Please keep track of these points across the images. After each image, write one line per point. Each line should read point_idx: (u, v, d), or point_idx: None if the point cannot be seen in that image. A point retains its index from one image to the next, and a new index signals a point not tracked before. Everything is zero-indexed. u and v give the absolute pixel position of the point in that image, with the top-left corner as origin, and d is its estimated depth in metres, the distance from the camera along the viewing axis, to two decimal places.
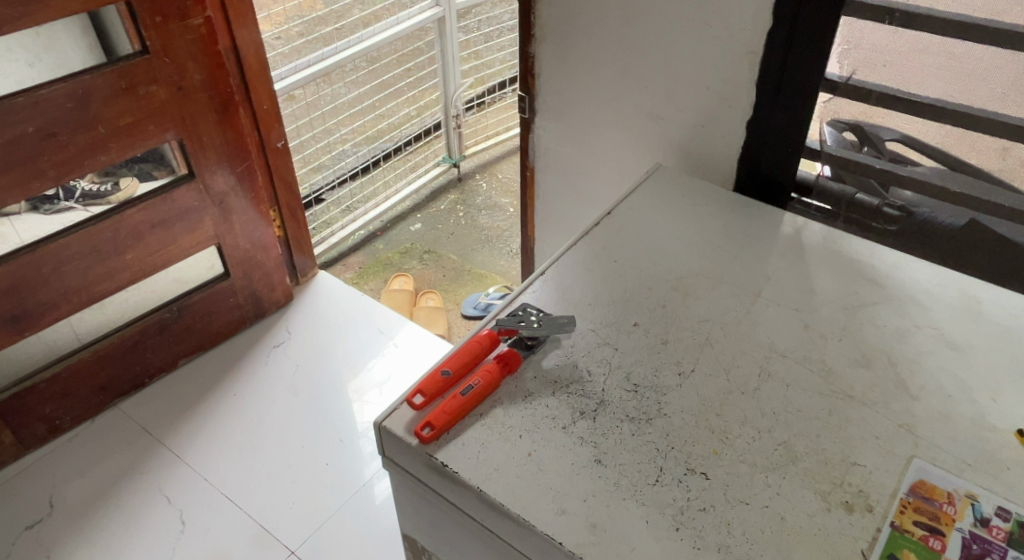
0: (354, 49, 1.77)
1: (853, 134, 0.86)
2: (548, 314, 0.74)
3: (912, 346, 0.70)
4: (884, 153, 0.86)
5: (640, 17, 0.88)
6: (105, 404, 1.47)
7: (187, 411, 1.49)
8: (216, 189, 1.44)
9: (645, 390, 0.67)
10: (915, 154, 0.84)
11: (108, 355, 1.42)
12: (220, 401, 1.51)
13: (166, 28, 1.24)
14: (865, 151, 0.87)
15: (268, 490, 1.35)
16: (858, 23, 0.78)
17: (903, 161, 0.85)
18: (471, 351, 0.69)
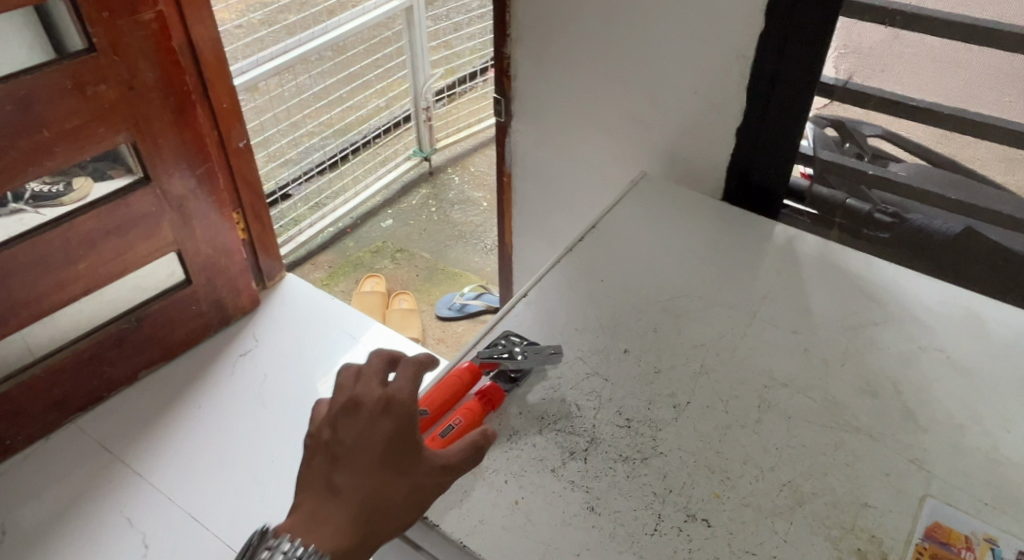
0: (319, 41, 1.67)
1: (835, 129, 0.83)
2: (533, 343, 0.68)
3: (916, 371, 0.66)
4: (865, 149, 0.85)
5: (623, 17, 0.83)
6: (60, 424, 1.34)
7: (147, 427, 1.35)
8: (173, 192, 1.32)
9: (639, 427, 0.62)
10: (898, 148, 0.83)
11: (62, 370, 1.28)
12: (182, 414, 1.37)
13: (114, 24, 1.13)
14: (847, 148, 0.85)
15: (242, 505, 1.23)
16: (858, 24, 0.74)
17: (885, 157, 0.84)
18: (450, 385, 0.64)
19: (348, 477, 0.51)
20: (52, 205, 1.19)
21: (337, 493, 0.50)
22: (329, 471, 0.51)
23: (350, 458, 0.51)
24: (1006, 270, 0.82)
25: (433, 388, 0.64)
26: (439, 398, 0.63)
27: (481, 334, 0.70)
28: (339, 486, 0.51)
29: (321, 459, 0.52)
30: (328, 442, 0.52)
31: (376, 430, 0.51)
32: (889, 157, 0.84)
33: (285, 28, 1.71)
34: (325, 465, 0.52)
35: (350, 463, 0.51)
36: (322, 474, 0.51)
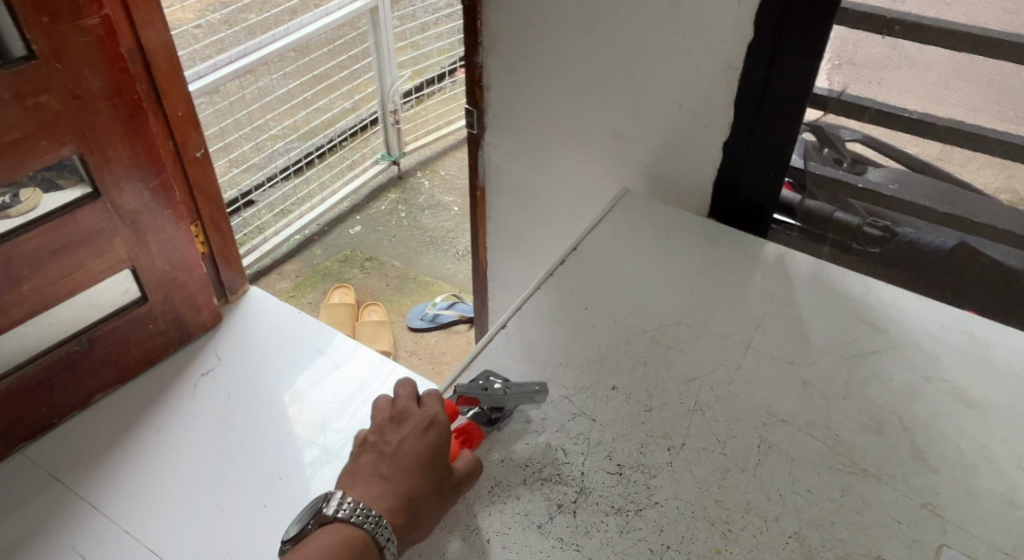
0: (280, 44, 1.59)
1: (814, 134, 0.78)
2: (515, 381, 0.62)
3: (923, 404, 0.62)
4: (845, 154, 0.79)
5: (602, 26, 0.78)
6: (6, 453, 1.23)
7: (103, 455, 1.25)
8: (125, 205, 1.24)
9: (633, 474, 0.57)
10: (877, 153, 0.78)
11: (7, 399, 1.18)
12: (141, 440, 1.28)
13: (56, 29, 1.05)
14: (826, 153, 0.79)
15: (207, 529, 1.14)
16: (852, 34, 0.69)
17: (865, 163, 0.79)
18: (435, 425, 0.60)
19: (395, 467, 0.56)
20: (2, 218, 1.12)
21: (387, 478, 0.55)
22: (379, 463, 0.57)
23: (398, 454, 0.57)
24: (999, 284, 0.80)
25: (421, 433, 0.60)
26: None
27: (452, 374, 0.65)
28: (389, 474, 0.56)
29: (371, 456, 0.58)
30: (378, 443, 0.58)
31: (422, 437, 0.57)
32: (868, 162, 0.79)
33: (246, 27, 1.60)
34: (374, 460, 0.57)
35: (397, 458, 0.56)
36: (372, 466, 0.57)
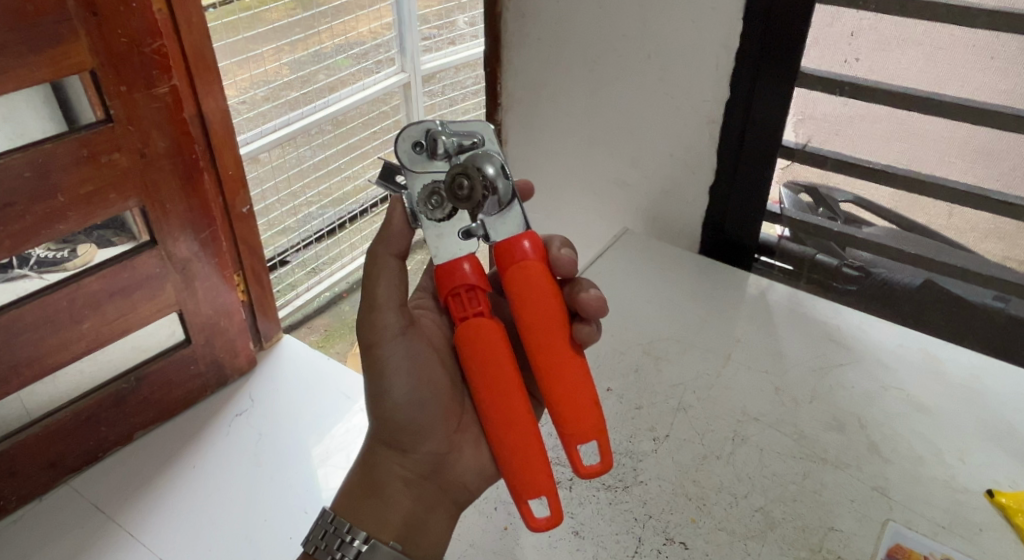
0: (321, 115, 1.73)
1: (809, 196, 0.90)
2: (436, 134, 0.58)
3: (880, 408, 0.71)
4: (838, 215, 0.90)
5: (604, 88, 0.91)
6: (53, 484, 1.17)
7: (138, 488, 1.18)
8: (179, 254, 1.19)
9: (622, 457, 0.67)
10: (868, 213, 0.88)
11: (60, 431, 1.14)
12: (172, 482, 1.20)
13: (131, 98, 1.04)
14: (820, 213, 0.90)
15: None
16: (811, 93, 0.81)
17: (858, 222, 0.89)
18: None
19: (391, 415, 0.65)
20: (54, 270, 1.10)
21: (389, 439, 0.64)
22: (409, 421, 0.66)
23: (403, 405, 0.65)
24: (962, 317, 0.89)
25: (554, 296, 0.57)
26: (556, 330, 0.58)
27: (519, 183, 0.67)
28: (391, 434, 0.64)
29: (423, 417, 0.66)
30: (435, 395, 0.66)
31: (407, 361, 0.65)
32: (862, 221, 0.89)
33: (288, 102, 1.67)
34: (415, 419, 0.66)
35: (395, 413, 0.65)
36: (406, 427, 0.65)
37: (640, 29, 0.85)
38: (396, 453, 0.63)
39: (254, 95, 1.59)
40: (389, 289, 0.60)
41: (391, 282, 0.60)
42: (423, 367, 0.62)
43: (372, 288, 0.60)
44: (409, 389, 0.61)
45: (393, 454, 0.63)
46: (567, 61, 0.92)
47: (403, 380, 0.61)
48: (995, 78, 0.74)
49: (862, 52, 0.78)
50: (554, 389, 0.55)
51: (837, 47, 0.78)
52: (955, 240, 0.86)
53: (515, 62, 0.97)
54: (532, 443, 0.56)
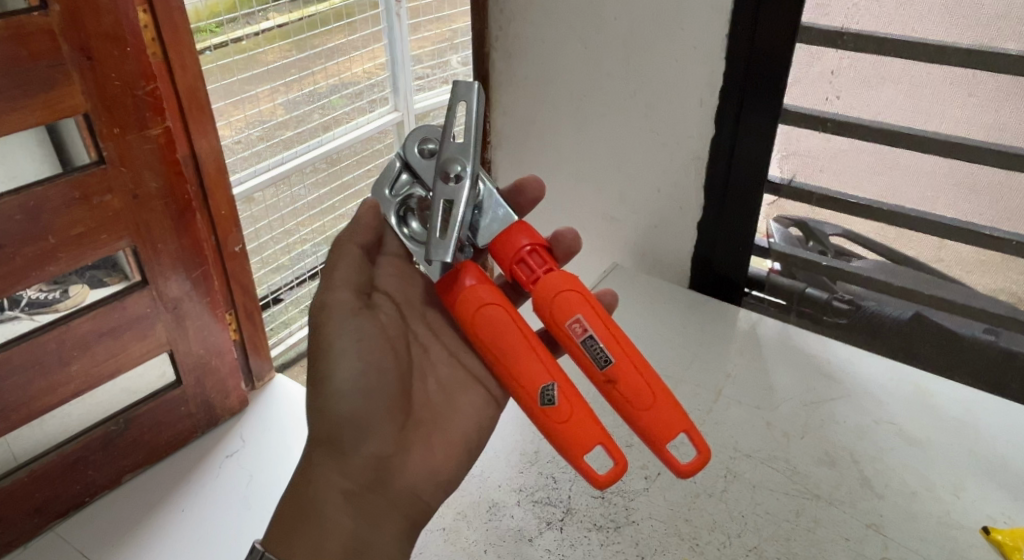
0: (315, 153, 1.74)
1: (799, 229, 0.91)
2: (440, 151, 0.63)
3: (871, 443, 0.70)
4: (828, 248, 0.91)
5: (591, 126, 0.92)
6: (38, 531, 1.09)
7: (123, 535, 1.10)
8: (169, 293, 1.16)
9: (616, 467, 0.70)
10: (858, 246, 0.89)
11: (47, 475, 1.07)
12: (160, 526, 1.11)
13: (125, 140, 1.03)
14: (811, 246, 0.91)
15: None
16: (794, 130, 0.83)
17: (849, 254, 0.90)
18: (513, 335, 0.58)
19: None
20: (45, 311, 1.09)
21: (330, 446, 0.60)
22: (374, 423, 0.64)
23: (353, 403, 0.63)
24: (954, 350, 0.88)
25: (482, 347, 0.59)
26: (506, 372, 0.58)
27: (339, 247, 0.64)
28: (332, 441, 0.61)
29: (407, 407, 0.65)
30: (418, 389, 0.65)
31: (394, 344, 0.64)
32: (852, 254, 0.90)
33: (282, 141, 1.67)
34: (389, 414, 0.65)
35: None
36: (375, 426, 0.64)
37: (626, 69, 0.86)
38: (338, 462, 0.58)
39: (248, 135, 1.60)
40: (348, 274, 0.63)
41: (351, 267, 0.63)
42: (372, 352, 0.60)
43: (330, 271, 0.62)
44: (354, 379, 0.58)
45: (336, 461, 0.58)
46: (554, 99, 0.94)
47: (349, 361, 0.58)
48: (972, 114, 0.75)
49: (843, 90, 0.79)
50: (568, 396, 0.56)
51: (818, 86, 0.80)
52: (943, 272, 0.87)
53: (504, 100, 0.98)
54: (630, 412, 0.56)
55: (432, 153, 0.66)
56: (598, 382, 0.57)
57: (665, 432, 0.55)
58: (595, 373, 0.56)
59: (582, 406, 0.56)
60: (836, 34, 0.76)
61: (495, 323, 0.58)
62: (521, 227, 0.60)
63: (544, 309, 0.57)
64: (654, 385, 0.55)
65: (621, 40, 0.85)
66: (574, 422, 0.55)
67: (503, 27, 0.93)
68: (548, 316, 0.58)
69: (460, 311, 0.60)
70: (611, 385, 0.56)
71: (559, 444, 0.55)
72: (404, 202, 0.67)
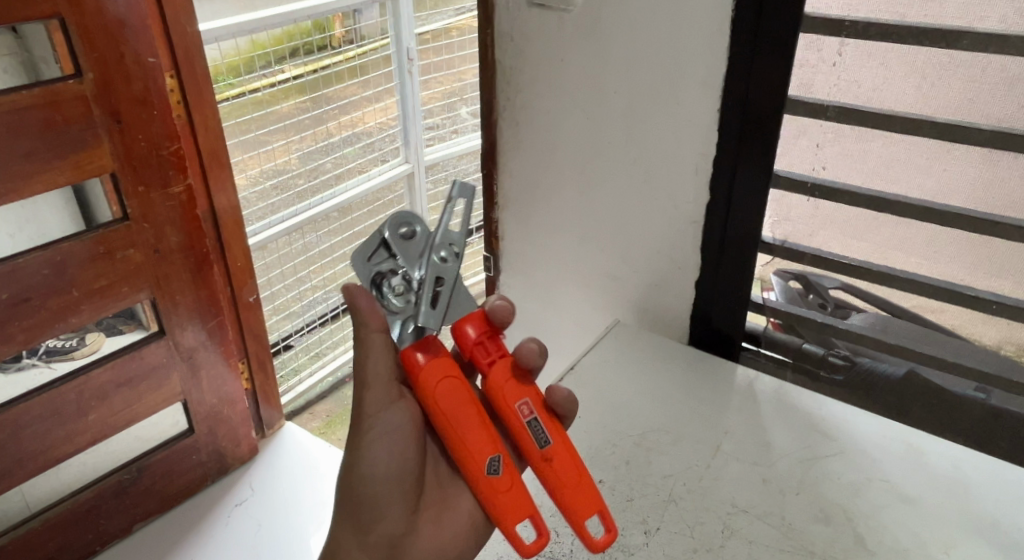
0: (327, 205, 1.78)
1: (798, 282, 0.93)
2: (420, 231, 0.61)
3: (865, 501, 0.73)
4: (828, 301, 0.93)
5: (594, 190, 0.97)
6: None
7: None
8: (185, 343, 1.19)
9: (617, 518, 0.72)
10: (857, 299, 0.92)
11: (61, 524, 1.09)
12: None
13: (149, 197, 1.07)
14: (811, 299, 0.94)
15: None
16: (785, 197, 0.88)
17: (847, 307, 0.93)
18: (469, 407, 0.60)
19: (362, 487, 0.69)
20: (63, 359, 1.12)
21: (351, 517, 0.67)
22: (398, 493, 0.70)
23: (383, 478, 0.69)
24: (944, 408, 0.91)
25: (434, 415, 0.60)
26: (455, 441, 0.59)
27: (350, 299, 0.61)
28: None
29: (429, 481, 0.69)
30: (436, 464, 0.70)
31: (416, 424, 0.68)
32: (852, 307, 0.92)
33: (295, 193, 1.72)
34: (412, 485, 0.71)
35: None
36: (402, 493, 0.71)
37: (626, 137, 0.91)
38: (357, 538, 0.65)
39: (264, 188, 1.66)
40: (376, 365, 0.63)
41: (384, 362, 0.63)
42: (397, 446, 0.64)
43: (361, 363, 0.63)
44: (375, 471, 0.63)
45: (355, 537, 0.65)
46: (558, 164, 0.99)
47: (375, 454, 0.63)
48: (951, 185, 0.79)
49: (829, 161, 0.84)
50: (509, 473, 0.60)
51: (805, 157, 0.84)
52: (935, 330, 0.89)
53: (510, 164, 1.03)
54: (560, 494, 0.60)
55: (412, 235, 0.61)
56: (535, 462, 0.60)
57: (585, 514, 0.60)
58: (534, 454, 0.60)
59: (517, 482, 0.60)
60: (822, 108, 0.80)
61: (450, 396, 0.59)
62: (480, 316, 0.62)
63: (498, 390, 0.60)
64: (584, 474, 0.60)
65: (621, 110, 0.90)
66: (511, 495, 0.59)
67: (511, 96, 0.98)
68: (499, 397, 0.60)
69: (418, 382, 0.60)
70: (547, 464, 0.60)
71: (495, 514, 0.59)
72: (377, 276, 0.61)
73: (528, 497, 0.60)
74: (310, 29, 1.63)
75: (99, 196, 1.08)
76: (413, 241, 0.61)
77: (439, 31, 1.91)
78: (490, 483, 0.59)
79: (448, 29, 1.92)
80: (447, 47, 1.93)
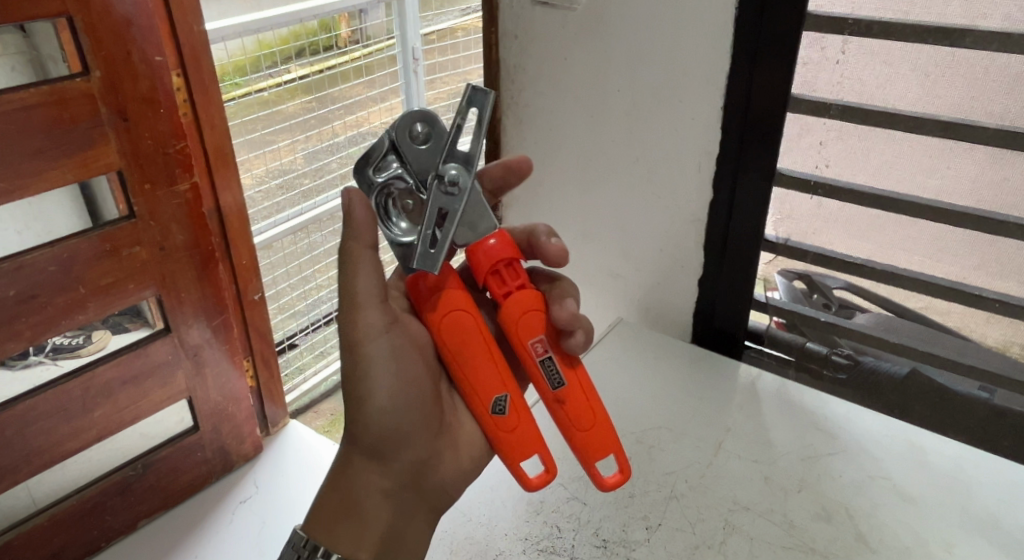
0: (333, 204, 1.77)
1: (802, 282, 0.94)
2: (434, 136, 0.58)
3: (866, 498, 0.73)
4: (831, 301, 0.93)
5: (597, 189, 0.97)
6: None
7: None
8: (190, 340, 1.19)
9: (615, 515, 0.72)
10: (861, 299, 0.91)
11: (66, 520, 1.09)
12: None
13: (155, 195, 1.07)
14: (814, 300, 0.94)
15: None
16: (788, 195, 0.88)
17: (851, 308, 0.92)
18: (479, 343, 0.59)
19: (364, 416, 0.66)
20: (70, 356, 1.13)
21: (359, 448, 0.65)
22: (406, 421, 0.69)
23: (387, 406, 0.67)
24: (949, 409, 0.90)
25: (446, 349, 0.60)
26: (463, 376, 0.60)
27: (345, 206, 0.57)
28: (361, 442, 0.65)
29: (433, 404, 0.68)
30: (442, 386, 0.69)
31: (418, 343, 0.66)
32: (855, 307, 0.92)
33: (301, 192, 1.73)
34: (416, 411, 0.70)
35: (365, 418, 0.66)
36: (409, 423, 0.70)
37: (628, 136, 0.91)
38: (376, 465, 0.63)
39: (268, 187, 1.67)
40: (367, 284, 0.60)
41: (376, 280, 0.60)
42: (406, 366, 0.62)
43: (351, 284, 0.60)
44: (392, 395, 0.61)
45: (372, 464, 0.63)
46: (560, 162, 0.99)
47: (384, 375, 0.61)
48: (954, 183, 0.79)
49: (832, 158, 0.84)
50: (518, 411, 0.60)
51: (809, 154, 0.84)
52: (938, 329, 0.89)
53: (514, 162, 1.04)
54: (569, 434, 0.60)
55: (427, 138, 0.58)
56: (547, 401, 0.60)
57: (596, 452, 0.60)
58: (546, 393, 0.60)
59: (526, 420, 0.60)
60: (824, 106, 0.81)
61: (459, 328, 0.59)
62: (504, 240, 0.58)
63: (512, 325, 0.59)
64: (597, 415, 0.60)
65: (624, 109, 0.90)
66: (517, 433, 0.60)
67: (514, 96, 0.99)
68: (512, 333, 0.59)
69: (427, 310, 0.60)
70: (559, 406, 0.59)
71: (501, 450, 0.60)
72: (385, 185, 0.59)
73: (536, 435, 0.61)
74: (316, 29, 1.62)
75: (106, 195, 1.09)
76: (427, 147, 0.58)
77: (445, 31, 1.91)
78: (495, 421, 0.60)
79: (453, 29, 1.93)
80: (452, 47, 1.94)
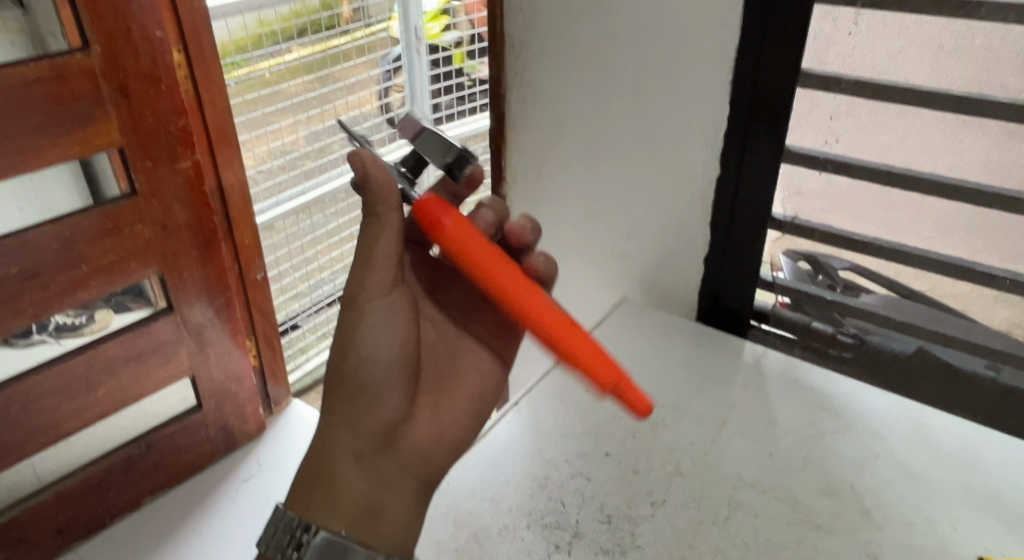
0: (337, 183, 1.76)
1: (808, 263, 0.93)
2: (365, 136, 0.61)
3: (870, 475, 0.72)
4: (837, 282, 0.92)
5: (602, 166, 0.97)
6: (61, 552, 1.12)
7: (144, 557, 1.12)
8: (193, 320, 1.19)
9: (619, 491, 0.72)
10: (867, 281, 0.90)
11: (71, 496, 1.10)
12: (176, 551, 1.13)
13: (156, 173, 1.07)
14: (819, 280, 0.93)
15: None
16: (796, 172, 0.87)
17: (857, 289, 0.91)
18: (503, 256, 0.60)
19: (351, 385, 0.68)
20: (72, 335, 1.11)
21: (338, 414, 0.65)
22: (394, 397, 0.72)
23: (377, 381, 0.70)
24: (954, 386, 0.90)
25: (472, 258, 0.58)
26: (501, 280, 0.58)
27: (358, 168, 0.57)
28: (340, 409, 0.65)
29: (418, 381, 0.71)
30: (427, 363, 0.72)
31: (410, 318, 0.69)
32: (861, 288, 0.91)
33: (303, 172, 1.71)
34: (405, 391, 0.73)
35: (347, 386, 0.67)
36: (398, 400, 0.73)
37: (634, 111, 0.90)
38: (350, 426, 0.62)
39: (270, 167, 1.66)
40: (388, 245, 0.61)
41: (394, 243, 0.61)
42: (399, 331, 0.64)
43: (373, 242, 0.61)
44: (384, 354, 0.63)
45: (348, 425, 0.62)
46: (565, 139, 0.98)
47: (376, 335, 0.63)
48: (965, 159, 0.78)
49: (842, 134, 0.83)
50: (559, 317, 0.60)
51: (818, 129, 0.83)
52: (946, 309, 0.88)
53: (518, 139, 1.02)
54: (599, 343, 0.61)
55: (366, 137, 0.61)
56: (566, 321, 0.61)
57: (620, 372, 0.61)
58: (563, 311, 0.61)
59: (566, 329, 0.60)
60: (835, 81, 0.80)
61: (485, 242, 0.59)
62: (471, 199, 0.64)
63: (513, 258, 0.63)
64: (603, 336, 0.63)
65: (630, 85, 0.89)
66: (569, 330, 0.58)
67: (519, 71, 0.97)
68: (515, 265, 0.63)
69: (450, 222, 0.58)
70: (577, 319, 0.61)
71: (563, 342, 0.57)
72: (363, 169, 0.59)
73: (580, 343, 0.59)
74: (317, 8, 1.60)
75: (107, 172, 1.08)
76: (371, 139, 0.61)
77: None
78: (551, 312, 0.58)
79: None
80: None
